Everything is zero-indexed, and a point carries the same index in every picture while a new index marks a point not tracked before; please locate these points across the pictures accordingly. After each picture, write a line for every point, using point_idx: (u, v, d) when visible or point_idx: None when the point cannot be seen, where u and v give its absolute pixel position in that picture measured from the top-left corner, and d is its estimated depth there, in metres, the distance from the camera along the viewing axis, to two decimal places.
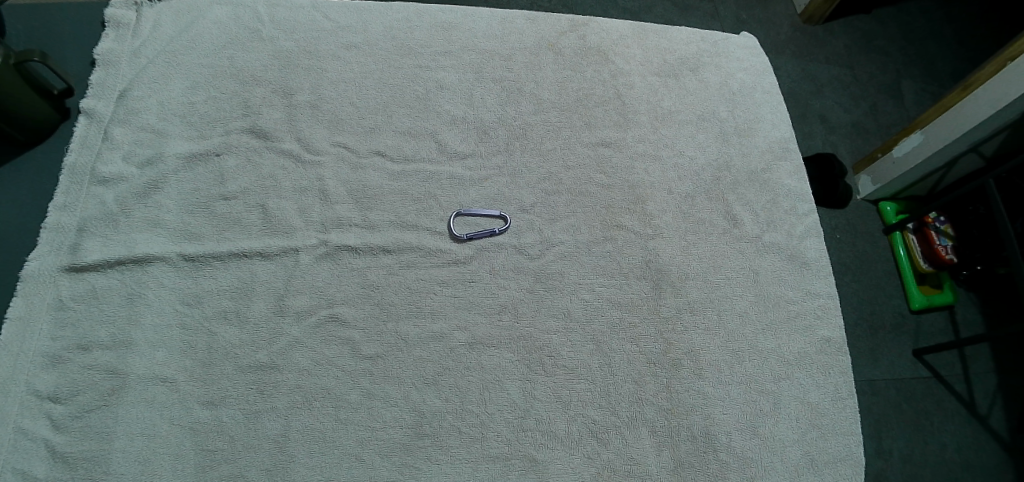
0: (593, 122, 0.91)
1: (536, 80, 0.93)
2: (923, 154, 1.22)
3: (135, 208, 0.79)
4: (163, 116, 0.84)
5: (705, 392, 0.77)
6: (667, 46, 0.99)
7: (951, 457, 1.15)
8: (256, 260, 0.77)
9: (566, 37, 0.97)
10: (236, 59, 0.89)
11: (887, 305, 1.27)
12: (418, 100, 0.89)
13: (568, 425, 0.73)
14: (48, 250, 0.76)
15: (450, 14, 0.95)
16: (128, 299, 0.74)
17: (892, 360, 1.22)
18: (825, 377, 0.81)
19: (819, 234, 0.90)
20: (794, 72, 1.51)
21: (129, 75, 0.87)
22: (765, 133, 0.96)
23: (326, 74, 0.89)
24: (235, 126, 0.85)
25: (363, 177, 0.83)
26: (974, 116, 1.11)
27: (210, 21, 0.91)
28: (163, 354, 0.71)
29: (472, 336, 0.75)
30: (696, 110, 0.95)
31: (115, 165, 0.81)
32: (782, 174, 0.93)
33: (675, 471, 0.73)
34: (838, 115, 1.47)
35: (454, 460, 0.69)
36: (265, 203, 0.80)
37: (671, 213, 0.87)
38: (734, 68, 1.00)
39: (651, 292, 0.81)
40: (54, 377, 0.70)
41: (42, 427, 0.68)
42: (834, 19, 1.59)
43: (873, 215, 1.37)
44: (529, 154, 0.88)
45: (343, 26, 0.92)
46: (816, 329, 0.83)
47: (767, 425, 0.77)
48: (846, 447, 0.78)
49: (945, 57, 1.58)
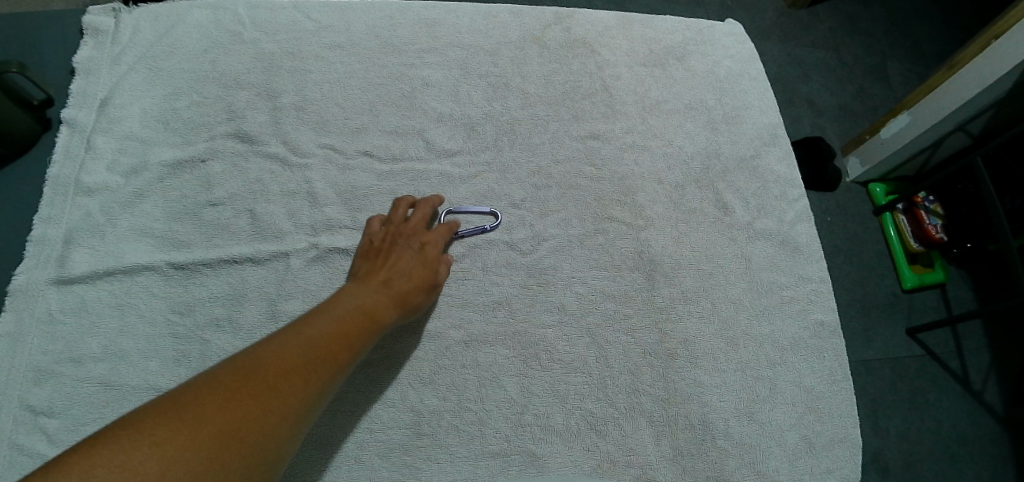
0: (581, 114, 0.91)
1: (522, 74, 0.92)
2: (910, 135, 1.23)
3: (121, 218, 0.78)
4: (146, 124, 0.84)
5: (701, 380, 0.77)
6: (652, 36, 0.99)
7: (948, 433, 1.16)
8: (247, 266, 0.76)
9: (551, 30, 0.96)
10: (219, 62, 0.88)
11: (879, 287, 1.28)
12: (404, 98, 0.88)
13: (567, 418, 0.73)
14: (33, 264, 0.75)
15: (433, 11, 0.95)
16: (118, 310, 0.73)
17: (885, 341, 1.23)
18: (820, 360, 0.81)
19: (809, 218, 0.90)
20: (779, 57, 1.51)
21: (109, 83, 0.85)
22: (753, 120, 0.96)
23: (310, 75, 0.88)
24: (220, 131, 0.84)
25: (352, 178, 0.83)
26: (960, 94, 1.11)
27: (189, 25, 0.89)
28: (156, 364, 0.71)
29: (467, 334, 0.75)
30: (684, 99, 0.95)
31: (98, 175, 0.80)
32: (771, 160, 0.93)
33: (675, 459, 0.73)
34: (825, 99, 1.47)
35: (454, 458, 0.69)
36: (254, 208, 0.80)
37: (662, 204, 0.87)
38: (720, 56, 1.00)
39: (644, 283, 0.81)
40: (46, 392, 0.69)
41: (37, 442, 0.67)
42: (819, 3, 1.58)
43: (863, 197, 1.38)
44: (517, 148, 0.87)
45: (325, 25, 0.91)
46: (809, 312, 0.84)
47: (764, 411, 0.77)
48: (844, 429, 0.78)
49: (929, 37, 1.59)
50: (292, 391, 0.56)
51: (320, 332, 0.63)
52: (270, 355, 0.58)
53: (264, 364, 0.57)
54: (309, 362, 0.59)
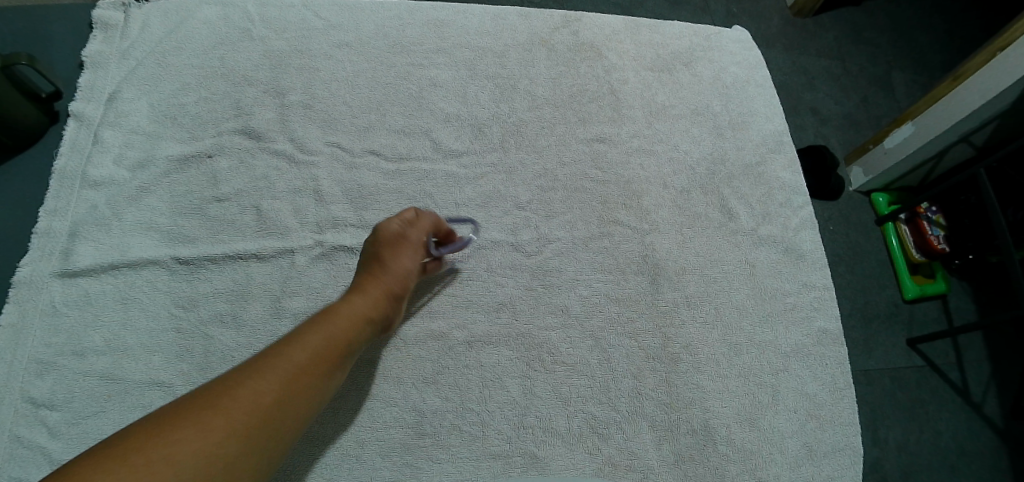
0: (587, 118, 0.91)
1: (530, 77, 0.93)
2: (913, 145, 1.23)
3: (127, 211, 0.78)
4: (154, 119, 0.84)
5: (703, 385, 0.77)
6: (659, 41, 0.99)
7: (948, 444, 1.16)
8: (252, 262, 0.76)
9: (559, 33, 0.97)
10: (227, 59, 0.88)
11: (880, 296, 1.28)
12: (411, 98, 0.88)
13: (569, 421, 0.73)
14: (38, 256, 0.75)
15: (442, 12, 0.95)
16: (121, 304, 0.73)
17: (885, 350, 1.23)
18: (822, 367, 0.81)
19: (814, 226, 0.90)
20: (785, 65, 1.51)
21: (118, 77, 0.85)
22: (759, 127, 0.96)
23: (318, 74, 0.88)
24: (227, 127, 0.84)
25: (358, 177, 0.83)
26: (964, 106, 1.11)
27: (199, 21, 0.90)
28: (159, 359, 0.71)
29: (470, 334, 0.75)
30: (690, 104, 0.95)
31: (105, 168, 0.80)
32: (776, 167, 0.93)
33: (676, 464, 0.73)
34: (829, 108, 1.48)
35: (456, 459, 0.69)
36: (259, 204, 0.80)
37: (667, 209, 0.87)
38: (727, 62, 1.00)
39: (648, 287, 0.81)
40: (48, 384, 0.69)
41: (38, 434, 0.67)
42: (824, 12, 1.59)
43: (865, 206, 1.38)
44: (523, 150, 0.88)
45: (334, 24, 0.91)
46: (812, 320, 0.84)
47: (766, 417, 0.77)
48: (846, 437, 0.78)
49: (934, 48, 1.59)
50: (274, 430, 0.55)
51: (304, 361, 0.60)
52: (251, 377, 0.56)
53: (243, 400, 0.54)
54: (292, 397, 0.57)
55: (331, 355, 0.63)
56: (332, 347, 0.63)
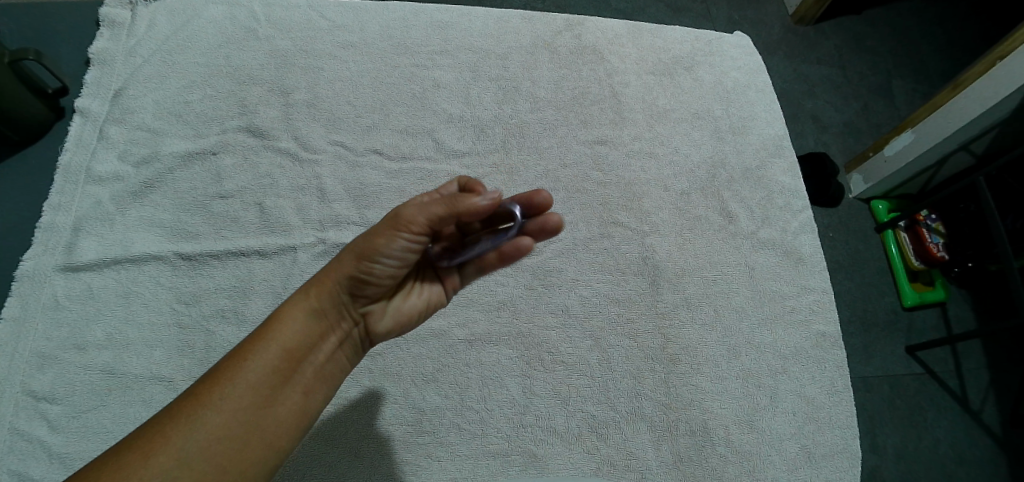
0: (589, 120, 0.92)
1: (532, 78, 0.94)
2: (913, 153, 1.23)
3: (130, 207, 0.79)
4: (159, 116, 0.84)
5: (702, 386, 0.77)
6: (661, 45, 1.00)
7: (947, 451, 1.16)
8: (254, 259, 0.77)
9: (561, 36, 0.98)
10: (233, 58, 0.89)
11: (879, 302, 1.28)
12: (415, 98, 0.89)
13: (568, 421, 0.73)
14: (42, 250, 0.75)
15: (446, 13, 0.96)
16: (123, 298, 0.74)
17: (883, 356, 1.24)
18: (821, 370, 0.81)
19: (813, 230, 0.91)
20: (785, 72, 1.53)
21: (124, 74, 0.86)
22: (759, 131, 0.97)
23: (323, 73, 0.89)
24: (232, 124, 0.84)
25: (361, 176, 0.83)
26: (963, 114, 1.12)
27: (205, 20, 0.90)
28: (160, 353, 0.72)
29: (470, 333, 0.75)
30: (691, 108, 0.96)
31: (110, 164, 0.81)
32: (776, 172, 0.94)
33: (674, 464, 0.73)
34: (830, 114, 1.48)
35: (455, 456, 0.69)
36: (262, 202, 0.80)
37: (667, 211, 0.87)
38: (729, 67, 1.01)
39: (648, 288, 0.82)
40: (49, 377, 0.69)
41: (38, 427, 0.67)
42: (825, 20, 1.60)
43: (865, 213, 1.38)
44: (525, 152, 0.88)
45: (339, 24, 0.92)
46: (810, 322, 0.84)
47: (765, 419, 0.77)
48: (844, 440, 0.78)
49: (933, 57, 1.60)
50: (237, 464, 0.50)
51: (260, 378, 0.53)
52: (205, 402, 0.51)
53: (161, 463, 0.47)
54: (237, 437, 0.50)
55: (282, 377, 0.53)
56: (276, 373, 0.53)
